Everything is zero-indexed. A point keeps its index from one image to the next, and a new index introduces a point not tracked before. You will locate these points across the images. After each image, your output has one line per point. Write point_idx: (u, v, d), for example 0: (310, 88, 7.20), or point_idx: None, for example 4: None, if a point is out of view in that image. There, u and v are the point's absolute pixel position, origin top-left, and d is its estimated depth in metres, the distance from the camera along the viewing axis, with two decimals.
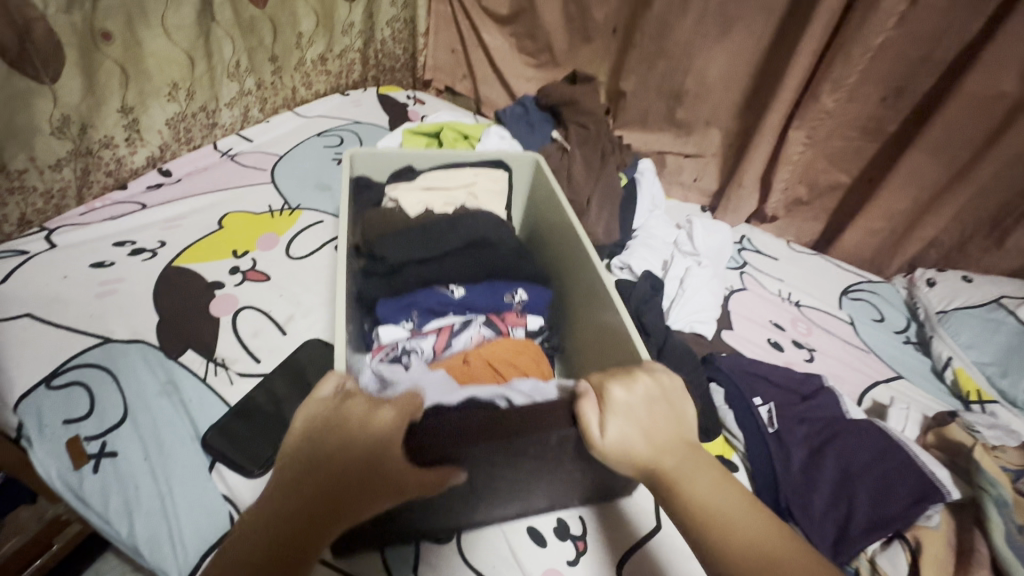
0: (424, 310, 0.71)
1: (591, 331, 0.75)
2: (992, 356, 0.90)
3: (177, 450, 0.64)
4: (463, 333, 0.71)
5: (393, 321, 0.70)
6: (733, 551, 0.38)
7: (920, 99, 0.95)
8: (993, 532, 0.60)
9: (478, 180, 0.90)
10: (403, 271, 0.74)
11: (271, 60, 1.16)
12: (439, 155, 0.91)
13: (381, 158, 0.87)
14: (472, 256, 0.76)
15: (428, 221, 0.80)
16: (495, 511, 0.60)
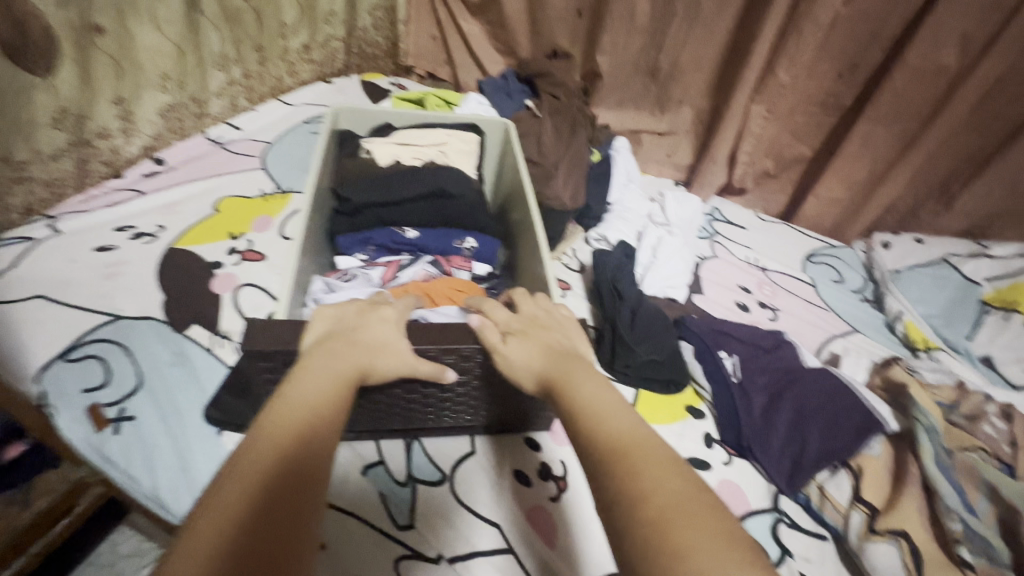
0: (379, 248, 0.81)
1: (531, 273, 0.83)
2: (937, 309, 0.99)
3: (190, 412, 0.70)
4: (410, 269, 0.78)
5: (349, 252, 0.81)
6: (597, 432, 0.46)
7: (871, 73, 1.02)
8: (924, 455, 0.68)
9: (450, 140, 0.93)
10: (363, 212, 0.82)
11: (256, 50, 1.19)
12: (416, 116, 0.99)
13: (360, 113, 0.97)
14: (430, 206, 0.83)
15: (393, 171, 0.85)
16: (449, 420, 0.72)
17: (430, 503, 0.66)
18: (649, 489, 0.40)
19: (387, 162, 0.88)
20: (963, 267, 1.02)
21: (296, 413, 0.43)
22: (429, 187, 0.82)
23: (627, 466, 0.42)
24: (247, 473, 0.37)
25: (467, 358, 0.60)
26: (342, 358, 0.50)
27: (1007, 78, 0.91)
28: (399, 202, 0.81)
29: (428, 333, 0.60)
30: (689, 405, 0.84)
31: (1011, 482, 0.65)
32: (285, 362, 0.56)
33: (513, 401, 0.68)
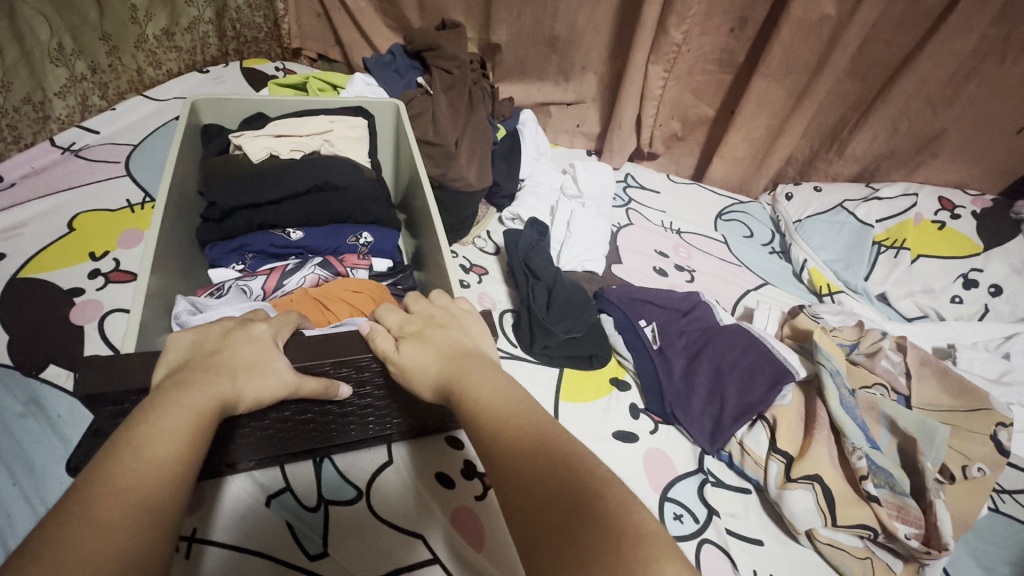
0: (258, 254, 0.73)
1: (434, 266, 0.78)
2: (837, 253, 1.02)
3: (51, 468, 0.60)
4: (297, 274, 0.70)
5: (224, 263, 0.72)
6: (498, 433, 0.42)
7: (760, 27, 1.03)
8: (830, 398, 0.69)
9: (334, 127, 0.86)
10: (234, 216, 0.73)
11: (102, 39, 1.04)
12: (292, 104, 0.90)
13: (227, 104, 0.87)
14: (315, 201, 0.75)
15: (267, 166, 0.77)
16: (357, 433, 0.66)
17: (344, 525, 0.61)
18: (561, 484, 0.37)
19: (261, 157, 0.79)
20: (859, 211, 1.05)
21: (135, 461, 0.33)
22: (312, 180, 0.75)
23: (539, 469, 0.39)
24: (58, 555, 0.27)
25: (361, 372, 0.55)
26: (206, 385, 0.41)
27: (880, 25, 0.95)
28: (278, 202, 0.74)
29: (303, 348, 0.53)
30: (614, 378, 0.84)
31: (906, 411, 0.69)
32: (136, 402, 0.48)
33: (422, 406, 0.63)
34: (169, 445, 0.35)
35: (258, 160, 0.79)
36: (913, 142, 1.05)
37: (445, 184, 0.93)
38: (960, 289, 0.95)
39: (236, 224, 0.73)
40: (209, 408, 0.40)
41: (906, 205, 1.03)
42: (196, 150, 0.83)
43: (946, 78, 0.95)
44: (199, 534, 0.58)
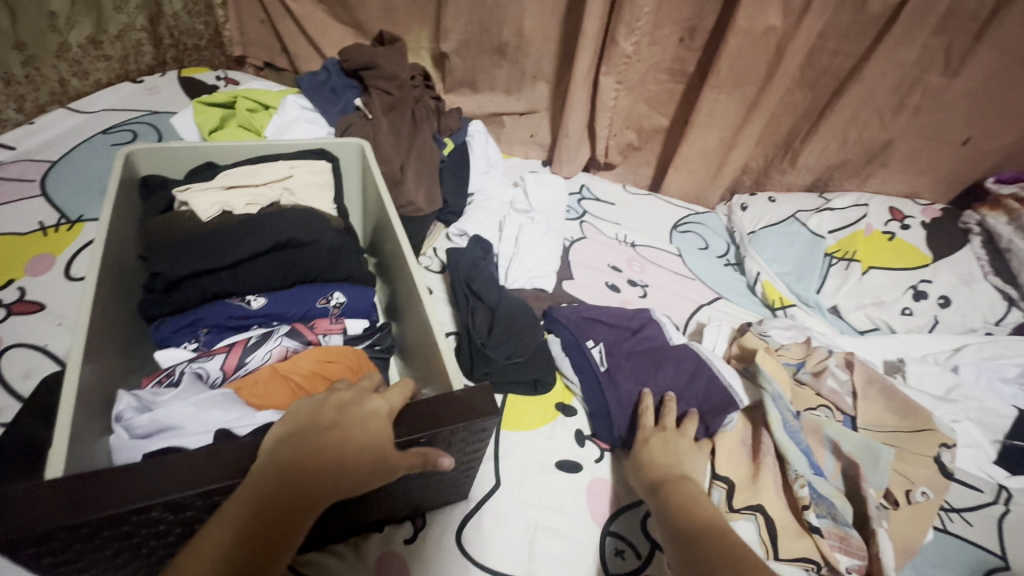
0: (216, 328, 0.61)
1: (416, 325, 0.71)
2: (790, 265, 1.00)
3: None
4: (261, 348, 0.59)
5: (174, 343, 0.60)
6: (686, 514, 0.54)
7: (708, 37, 1.01)
8: (774, 424, 0.67)
9: (295, 172, 0.76)
10: (187, 288, 0.62)
11: (16, 49, 0.97)
12: (246, 148, 0.78)
13: (168, 153, 0.73)
14: (276, 261, 0.65)
15: (222, 225, 0.67)
16: (317, 532, 0.56)
17: None
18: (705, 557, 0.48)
19: (212, 213, 0.69)
20: (811, 222, 1.04)
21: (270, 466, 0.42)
22: (280, 240, 0.67)
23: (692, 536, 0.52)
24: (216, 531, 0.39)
25: (452, 438, 0.50)
26: (346, 430, 0.45)
27: (825, 35, 0.94)
28: (235, 265, 0.64)
29: (217, 465, 0.42)
30: (559, 403, 0.80)
31: (851, 433, 0.67)
32: (66, 539, 0.39)
33: (387, 493, 0.54)
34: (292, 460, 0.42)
35: (209, 219, 0.68)
36: (863, 152, 1.05)
37: None
38: (910, 301, 0.94)
39: (186, 298, 0.62)
40: (343, 441, 0.44)
41: (857, 216, 1.03)
42: (134, 209, 0.70)
43: (892, 88, 0.95)
44: None
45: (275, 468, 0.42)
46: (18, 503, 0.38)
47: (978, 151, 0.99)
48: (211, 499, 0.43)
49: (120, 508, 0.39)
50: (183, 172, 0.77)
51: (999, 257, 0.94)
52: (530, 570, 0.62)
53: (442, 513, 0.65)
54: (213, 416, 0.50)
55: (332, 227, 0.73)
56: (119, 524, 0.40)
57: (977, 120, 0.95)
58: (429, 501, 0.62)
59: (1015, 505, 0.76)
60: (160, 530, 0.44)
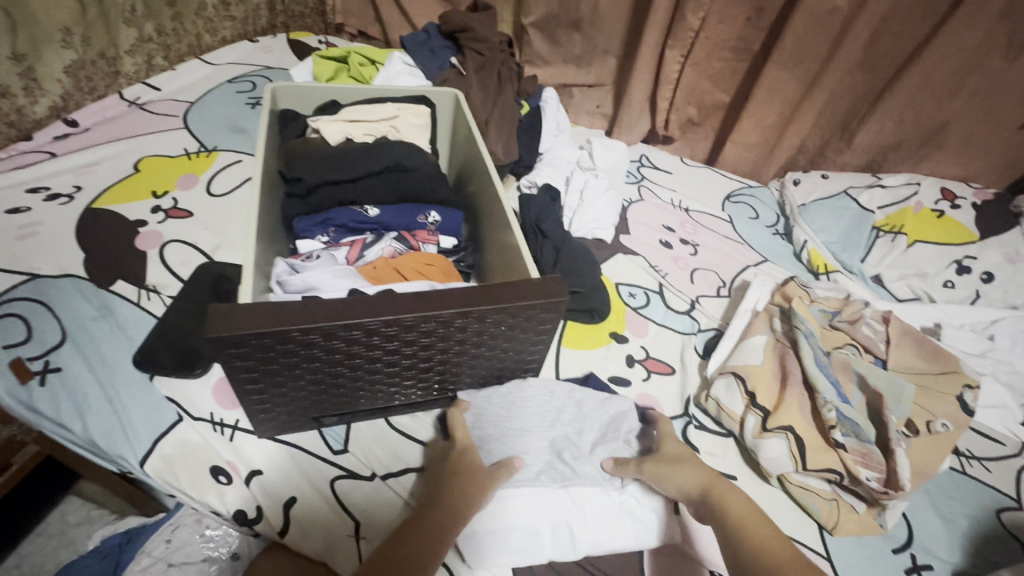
0: (340, 228, 0.75)
1: (496, 247, 0.82)
2: (837, 236, 1.07)
3: (121, 362, 0.70)
4: (376, 246, 0.74)
5: (309, 235, 0.74)
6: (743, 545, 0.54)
7: (774, 17, 1.08)
8: (806, 357, 0.75)
9: (401, 114, 0.88)
10: (319, 194, 0.75)
11: (168, 4, 1.15)
12: (363, 92, 0.91)
13: (303, 91, 0.88)
14: (387, 180, 0.78)
15: (344, 148, 0.80)
16: (414, 396, 0.69)
17: (365, 430, 0.70)
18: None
19: (338, 140, 0.83)
20: (861, 197, 1.10)
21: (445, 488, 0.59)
22: (388, 163, 0.79)
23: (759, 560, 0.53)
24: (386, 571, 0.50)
25: (536, 317, 0.62)
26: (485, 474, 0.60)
27: (890, 19, 1.00)
28: (356, 180, 0.77)
29: (360, 307, 0.54)
30: (613, 331, 0.89)
31: (878, 370, 0.75)
32: (256, 346, 0.52)
33: (476, 365, 0.67)
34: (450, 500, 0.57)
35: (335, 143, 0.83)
36: (917, 134, 1.09)
37: None
38: (953, 275, 0.99)
39: (320, 202, 0.76)
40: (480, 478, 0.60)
41: (908, 194, 1.08)
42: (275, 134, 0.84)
43: (952, 71, 1.00)
44: (241, 424, 0.67)
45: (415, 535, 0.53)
46: (226, 313, 0.51)
47: None
48: (353, 334, 0.55)
49: (292, 327, 0.51)
50: (312, 109, 0.92)
51: None
52: None
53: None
54: (344, 282, 0.63)
55: (431, 161, 0.85)
56: (289, 342, 0.53)
57: None
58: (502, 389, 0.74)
59: None
60: (312, 355, 0.56)
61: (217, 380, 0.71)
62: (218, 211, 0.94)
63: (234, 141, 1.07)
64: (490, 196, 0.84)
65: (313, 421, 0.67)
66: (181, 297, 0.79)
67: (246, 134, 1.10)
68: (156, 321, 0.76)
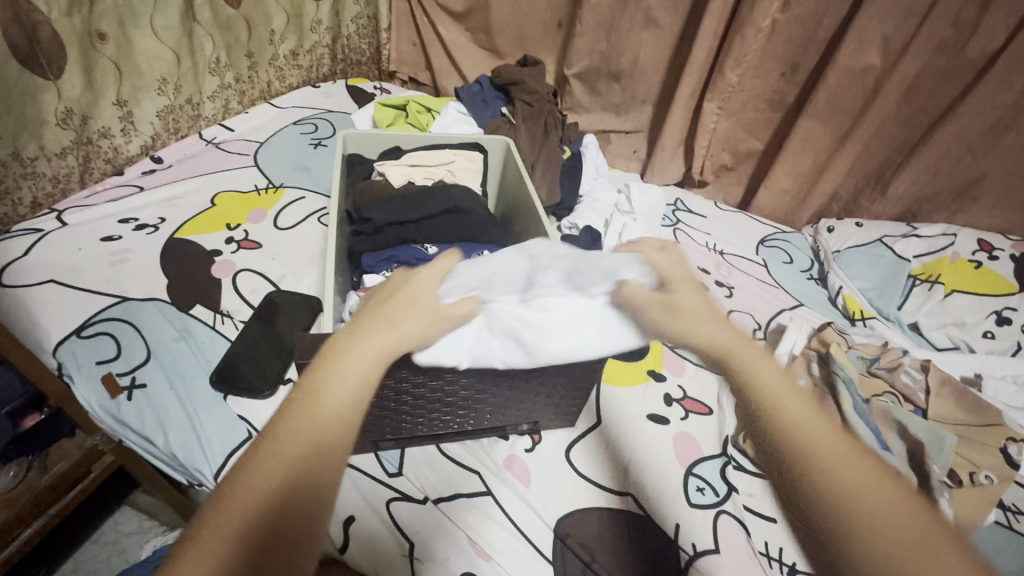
0: (403, 265, 0.81)
1: None
2: (873, 283, 1.09)
3: (198, 380, 0.77)
4: None
5: (375, 270, 0.81)
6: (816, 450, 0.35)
7: (808, 73, 1.14)
8: (845, 402, 0.77)
9: (457, 159, 0.96)
10: (383, 233, 0.83)
11: (247, 56, 1.27)
12: (423, 138, 1.00)
13: (370, 137, 0.97)
14: (445, 221, 0.85)
15: (406, 191, 0.88)
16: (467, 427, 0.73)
17: (419, 454, 0.74)
18: (840, 482, 0.34)
19: (400, 183, 0.90)
20: (897, 246, 1.12)
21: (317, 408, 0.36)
22: (448, 206, 0.86)
23: (817, 453, 0.35)
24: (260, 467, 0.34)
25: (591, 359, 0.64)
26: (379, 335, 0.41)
27: (923, 77, 1.04)
28: (418, 221, 0.84)
29: None
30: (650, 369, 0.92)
31: (918, 420, 0.76)
32: None
33: (527, 400, 0.70)
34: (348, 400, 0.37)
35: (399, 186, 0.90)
36: (953, 185, 1.12)
37: None
38: (993, 325, 1.00)
39: (385, 237, 0.83)
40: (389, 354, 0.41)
41: (944, 244, 1.09)
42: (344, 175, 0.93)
43: (986, 127, 1.03)
44: None
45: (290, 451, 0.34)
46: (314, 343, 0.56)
47: None
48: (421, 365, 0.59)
49: None
50: (377, 153, 1.01)
51: None
52: (623, 488, 0.74)
53: (555, 432, 0.80)
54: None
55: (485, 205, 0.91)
56: None
57: None
58: (547, 420, 0.77)
59: None
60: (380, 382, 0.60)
61: (282, 402, 0.76)
62: (284, 243, 1.02)
63: (299, 178, 1.17)
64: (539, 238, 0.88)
65: (371, 445, 0.71)
66: (251, 322, 0.86)
67: (309, 172, 1.19)
68: (229, 344, 0.82)
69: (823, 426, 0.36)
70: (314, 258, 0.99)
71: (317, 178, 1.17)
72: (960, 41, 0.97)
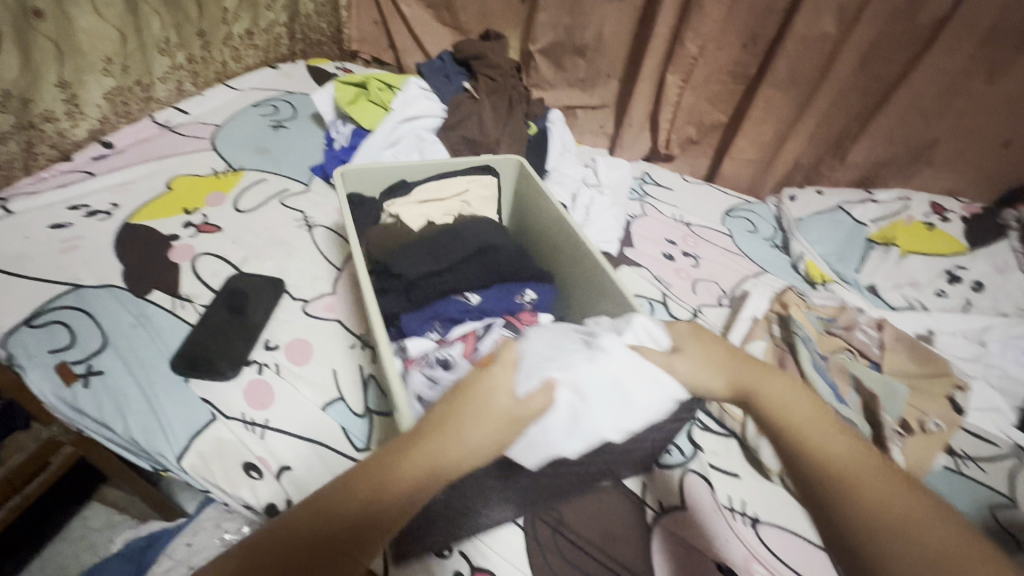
0: (445, 322, 0.76)
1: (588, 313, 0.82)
2: (832, 248, 1.12)
3: (158, 365, 0.75)
4: (488, 336, 0.74)
5: (418, 333, 0.74)
6: (860, 491, 0.40)
7: (768, 43, 1.15)
8: (803, 360, 0.79)
9: (472, 187, 0.94)
10: (422, 288, 0.78)
11: (199, 35, 1.23)
12: (429, 166, 0.95)
13: (370, 172, 0.91)
14: (479, 263, 0.82)
15: (429, 232, 0.86)
16: None
17: (386, 428, 0.73)
18: (903, 532, 0.37)
19: (418, 224, 0.89)
20: (855, 212, 1.15)
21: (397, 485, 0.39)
22: (480, 247, 0.84)
23: (872, 497, 0.39)
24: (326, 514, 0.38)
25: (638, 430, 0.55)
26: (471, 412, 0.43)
27: (878, 44, 1.06)
28: (451, 267, 0.81)
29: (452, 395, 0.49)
30: None
31: (872, 374, 0.79)
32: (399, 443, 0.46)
33: None
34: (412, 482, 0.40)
35: (418, 228, 0.89)
36: (907, 151, 1.15)
37: None
38: (945, 284, 1.03)
39: (420, 292, 0.78)
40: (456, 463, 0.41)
41: (900, 208, 1.13)
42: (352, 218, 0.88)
43: (938, 92, 1.05)
44: (272, 424, 0.71)
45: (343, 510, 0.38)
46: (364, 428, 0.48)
47: (1019, 156, 1.07)
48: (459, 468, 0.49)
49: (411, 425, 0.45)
50: (378, 187, 0.95)
51: None
52: None
53: None
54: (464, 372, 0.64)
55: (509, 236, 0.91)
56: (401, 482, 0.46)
57: (1017, 124, 1.04)
58: None
59: None
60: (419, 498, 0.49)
61: (247, 383, 0.75)
62: (245, 226, 1.00)
63: (258, 161, 1.14)
64: (583, 264, 0.84)
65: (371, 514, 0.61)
66: (212, 306, 0.84)
67: (269, 154, 1.16)
68: (189, 328, 0.80)
69: (869, 459, 0.42)
70: (276, 241, 0.98)
71: (278, 160, 1.15)
72: (912, 7, 0.99)
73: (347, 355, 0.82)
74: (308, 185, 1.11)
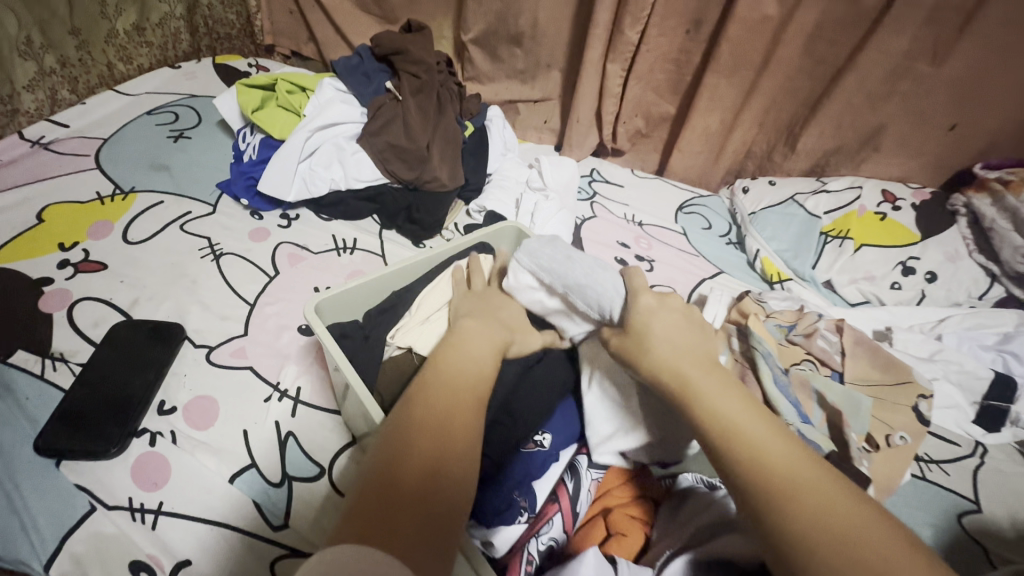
0: (529, 487, 0.54)
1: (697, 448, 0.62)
2: (788, 243, 1.07)
3: (19, 448, 0.62)
4: (582, 491, 0.56)
5: (505, 523, 0.52)
6: (802, 520, 0.36)
7: (711, 28, 1.08)
8: (765, 377, 0.73)
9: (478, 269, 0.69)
10: (488, 451, 0.54)
11: (72, 33, 1.06)
12: (420, 262, 0.70)
13: (350, 296, 0.65)
14: (532, 387, 0.58)
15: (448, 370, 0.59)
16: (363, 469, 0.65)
17: (309, 498, 0.63)
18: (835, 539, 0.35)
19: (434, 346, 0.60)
20: (808, 203, 1.11)
21: (452, 368, 0.48)
22: (524, 366, 0.59)
23: (808, 530, 0.36)
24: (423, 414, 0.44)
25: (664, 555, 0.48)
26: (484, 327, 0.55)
27: (822, 26, 1.01)
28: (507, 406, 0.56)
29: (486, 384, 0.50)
30: None
31: (835, 386, 0.75)
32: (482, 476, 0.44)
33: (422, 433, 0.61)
34: (468, 365, 0.49)
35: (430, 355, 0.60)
36: (856, 138, 1.11)
37: (420, 187, 0.98)
38: (899, 276, 1.01)
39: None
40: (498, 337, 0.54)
41: (852, 197, 1.09)
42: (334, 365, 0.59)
43: (885, 76, 1.01)
44: (166, 508, 0.61)
45: (441, 411, 0.44)
46: None
47: (964, 138, 1.05)
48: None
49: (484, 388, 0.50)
50: (360, 313, 0.70)
51: (983, 236, 1.01)
52: None
53: None
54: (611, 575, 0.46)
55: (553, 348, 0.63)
56: None
57: (963, 108, 1.01)
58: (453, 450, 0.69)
59: (987, 458, 0.82)
60: None
61: (136, 459, 0.64)
62: (135, 261, 0.86)
63: (154, 180, 0.99)
64: None
65: None
66: (89, 365, 0.71)
67: (168, 170, 1.01)
68: (62, 395, 0.68)
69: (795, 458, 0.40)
70: (175, 276, 0.84)
71: (177, 178, 1.00)
72: None
73: (262, 411, 0.70)
74: (215, 207, 0.97)
